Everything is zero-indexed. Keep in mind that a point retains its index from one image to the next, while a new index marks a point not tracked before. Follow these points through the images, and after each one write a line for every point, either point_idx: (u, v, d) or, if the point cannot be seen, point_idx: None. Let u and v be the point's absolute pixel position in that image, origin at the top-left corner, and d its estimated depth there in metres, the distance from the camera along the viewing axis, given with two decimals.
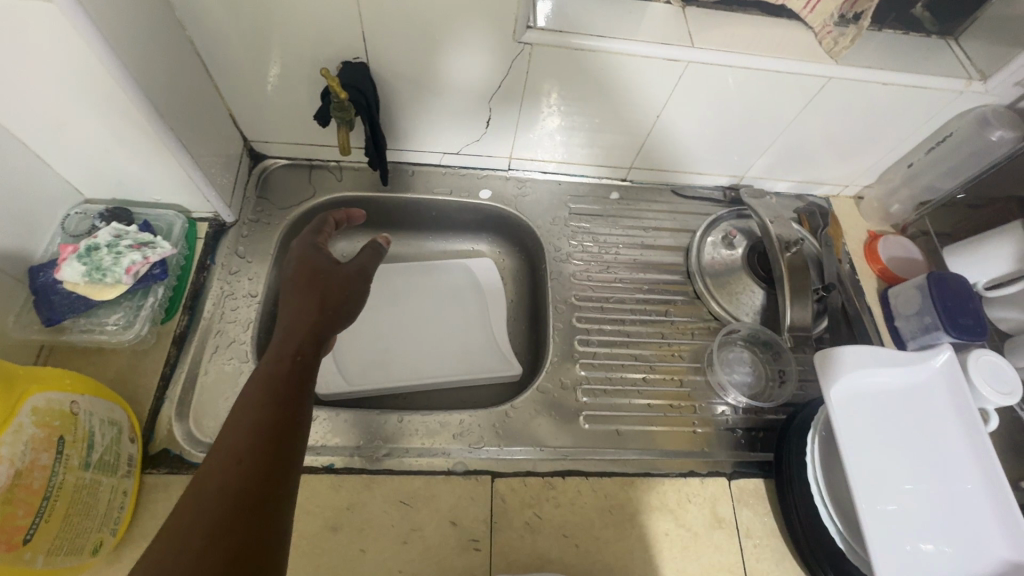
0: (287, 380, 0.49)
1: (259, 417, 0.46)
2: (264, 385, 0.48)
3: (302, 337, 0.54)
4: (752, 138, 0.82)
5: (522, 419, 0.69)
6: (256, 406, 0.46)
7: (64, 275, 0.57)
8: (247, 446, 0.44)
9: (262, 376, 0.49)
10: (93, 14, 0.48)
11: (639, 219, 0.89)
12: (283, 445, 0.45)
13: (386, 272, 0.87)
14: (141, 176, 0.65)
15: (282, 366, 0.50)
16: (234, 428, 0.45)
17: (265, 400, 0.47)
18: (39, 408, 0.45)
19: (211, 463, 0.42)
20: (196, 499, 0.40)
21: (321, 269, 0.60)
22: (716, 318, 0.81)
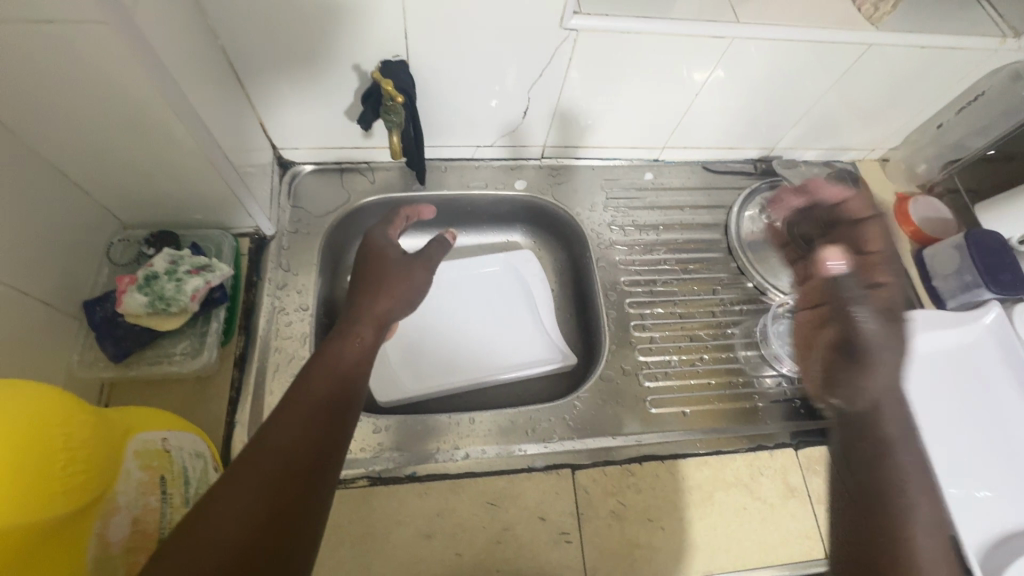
0: (354, 364, 0.54)
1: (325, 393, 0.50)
2: (334, 366, 0.53)
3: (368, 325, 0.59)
4: (786, 110, 0.82)
5: (590, 410, 0.70)
6: (321, 376, 0.51)
7: (127, 308, 0.54)
8: (308, 408, 0.48)
9: (330, 353, 0.54)
10: (143, 31, 0.45)
11: (675, 198, 0.88)
12: (339, 414, 0.49)
13: None
14: (184, 195, 0.62)
15: (349, 351, 0.55)
16: (301, 391, 0.49)
17: (330, 378, 0.51)
18: (140, 451, 0.44)
19: (275, 419, 0.46)
20: (260, 449, 0.44)
21: (378, 266, 0.66)
22: (761, 292, 0.82)
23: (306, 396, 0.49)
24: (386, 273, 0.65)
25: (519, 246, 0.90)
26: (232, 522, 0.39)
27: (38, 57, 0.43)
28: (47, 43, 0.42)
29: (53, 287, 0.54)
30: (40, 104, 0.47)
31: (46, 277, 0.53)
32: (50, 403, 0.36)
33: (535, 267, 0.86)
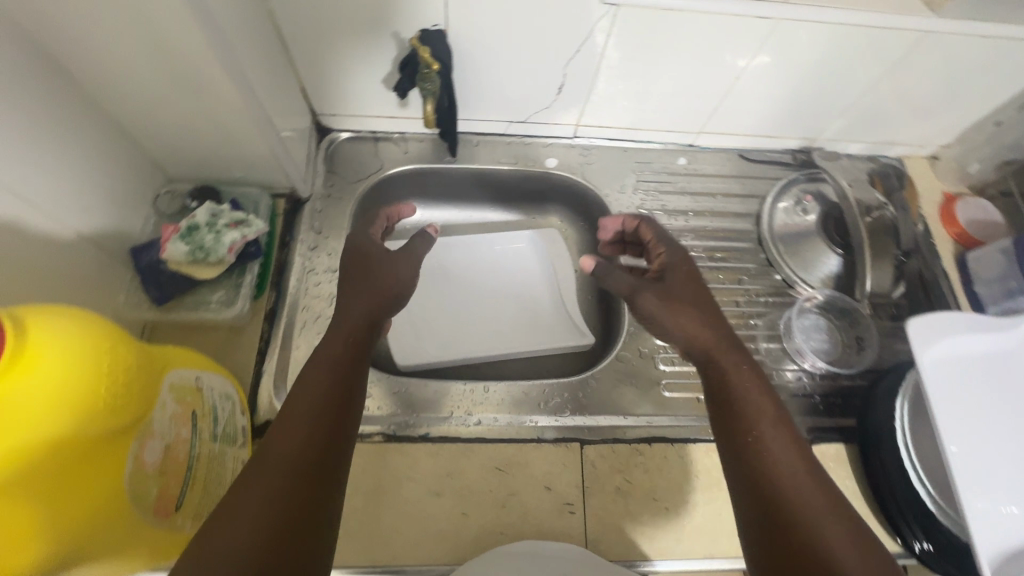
0: (349, 362, 0.51)
1: (318, 399, 0.47)
2: (328, 365, 0.50)
3: (358, 320, 0.54)
4: (832, 98, 0.79)
5: (603, 389, 0.70)
6: (316, 380, 0.48)
7: (170, 255, 0.57)
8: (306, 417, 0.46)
9: (324, 354, 0.51)
10: None
11: (707, 185, 0.87)
12: (338, 419, 0.47)
13: (454, 247, 0.87)
14: (226, 153, 0.65)
15: (339, 346, 0.52)
16: (297, 399, 0.47)
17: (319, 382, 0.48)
18: (177, 383, 0.47)
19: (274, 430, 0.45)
20: (261, 465, 0.43)
21: (368, 259, 0.60)
22: (790, 285, 0.81)
23: (303, 403, 0.47)
24: (376, 267, 0.59)
25: (545, 225, 0.91)
26: (226, 562, 0.37)
27: (102, 12, 0.46)
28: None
29: (104, 231, 0.58)
30: (100, 56, 0.50)
31: (97, 220, 0.56)
32: (103, 330, 0.39)
33: (559, 245, 0.87)
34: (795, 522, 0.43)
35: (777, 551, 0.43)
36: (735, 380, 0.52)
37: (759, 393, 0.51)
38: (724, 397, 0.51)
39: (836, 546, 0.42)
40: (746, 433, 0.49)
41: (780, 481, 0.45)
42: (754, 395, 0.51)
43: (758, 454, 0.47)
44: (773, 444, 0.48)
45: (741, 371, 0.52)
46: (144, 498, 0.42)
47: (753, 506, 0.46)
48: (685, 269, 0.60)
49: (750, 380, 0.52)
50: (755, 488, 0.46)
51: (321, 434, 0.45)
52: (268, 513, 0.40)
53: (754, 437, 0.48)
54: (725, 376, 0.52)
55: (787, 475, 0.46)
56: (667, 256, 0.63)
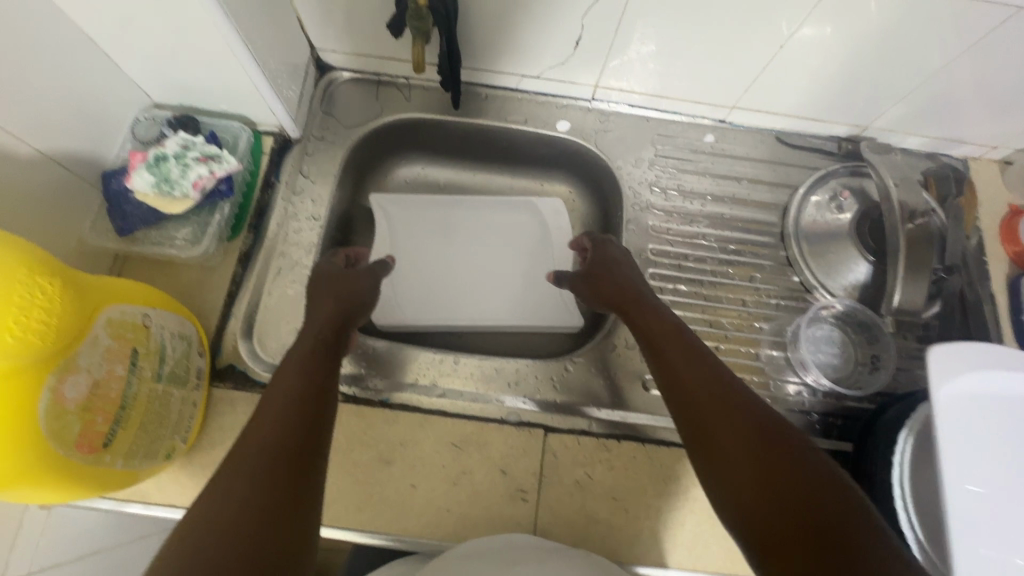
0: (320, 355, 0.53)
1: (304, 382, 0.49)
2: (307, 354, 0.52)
3: (328, 320, 0.58)
4: (893, 82, 0.68)
5: (579, 376, 0.66)
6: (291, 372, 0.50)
7: (135, 185, 0.55)
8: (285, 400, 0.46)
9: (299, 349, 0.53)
10: None
11: (733, 168, 0.78)
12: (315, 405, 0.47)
13: (453, 207, 0.82)
14: (208, 83, 0.61)
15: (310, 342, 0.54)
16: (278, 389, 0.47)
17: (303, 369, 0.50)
18: (116, 320, 0.46)
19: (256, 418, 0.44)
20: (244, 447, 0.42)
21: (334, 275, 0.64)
22: (808, 289, 0.73)
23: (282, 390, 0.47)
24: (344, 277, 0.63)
25: (551, 194, 0.85)
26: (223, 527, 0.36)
27: None
28: None
29: (74, 153, 0.56)
30: None
31: (65, 141, 0.54)
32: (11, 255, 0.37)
33: (563, 217, 0.81)
34: (728, 433, 0.47)
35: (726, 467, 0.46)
36: (661, 334, 0.57)
37: (682, 340, 0.56)
38: (654, 349, 0.56)
39: (763, 443, 0.45)
40: (676, 374, 0.53)
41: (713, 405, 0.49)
42: (677, 340, 0.55)
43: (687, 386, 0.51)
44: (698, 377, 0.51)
45: (667, 328, 0.57)
46: (63, 434, 0.40)
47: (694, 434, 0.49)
48: (605, 260, 0.67)
49: (672, 331, 0.57)
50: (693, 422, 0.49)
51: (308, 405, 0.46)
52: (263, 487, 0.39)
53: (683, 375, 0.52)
54: (651, 334, 0.57)
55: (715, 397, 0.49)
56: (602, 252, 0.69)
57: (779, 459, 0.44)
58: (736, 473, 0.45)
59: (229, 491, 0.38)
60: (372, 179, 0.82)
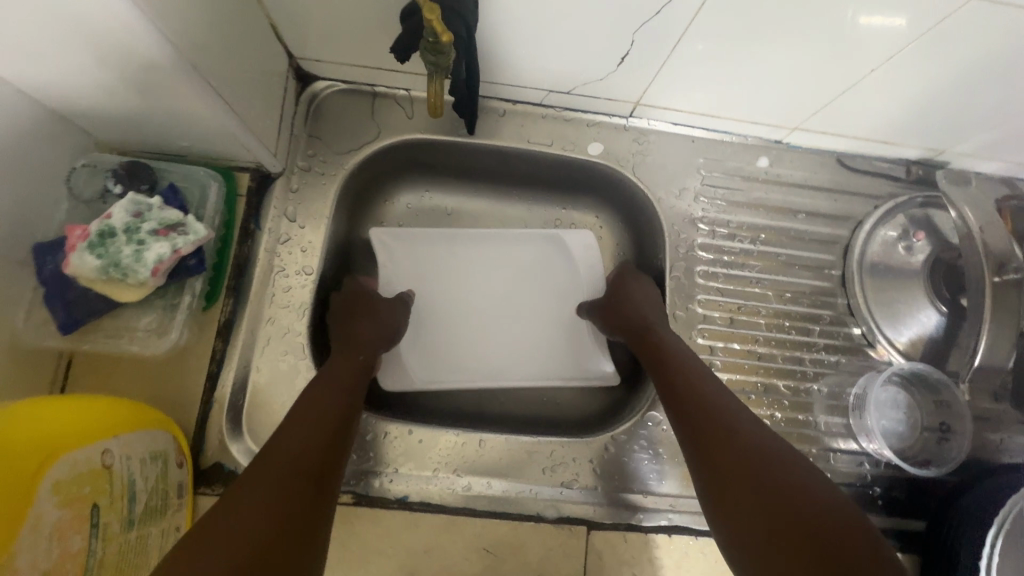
0: (352, 379, 0.52)
1: (314, 427, 0.46)
2: (325, 392, 0.49)
3: (363, 341, 0.56)
4: (993, 108, 0.58)
5: (623, 458, 0.58)
6: (320, 395, 0.49)
7: (74, 269, 0.43)
8: (314, 424, 0.46)
9: (331, 370, 0.51)
10: None
11: (789, 199, 0.68)
12: (339, 436, 0.46)
13: (456, 238, 0.69)
14: (162, 121, 0.48)
15: (344, 365, 0.52)
16: (309, 412, 0.47)
17: (316, 412, 0.47)
18: (61, 482, 0.35)
19: (284, 438, 0.44)
20: (267, 463, 0.41)
21: (358, 300, 0.60)
22: (869, 342, 0.65)
23: (311, 414, 0.46)
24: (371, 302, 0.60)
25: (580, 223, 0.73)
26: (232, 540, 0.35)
27: None
28: None
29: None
30: None
31: None
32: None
33: (593, 253, 0.69)
34: (732, 452, 0.45)
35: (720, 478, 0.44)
36: (674, 351, 0.56)
37: (694, 362, 0.55)
38: (662, 365, 0.55)
39: (768, 460, 0.43)
40: (683, 394, 0.51)
41: (719, 422, 0.47)
42: (691, 361, 0.54)
43: (692, 403, 0.50)
44: (707, 395, 0.50)
45: (681, 348, 0.56)
46: None
47: (690, 443, 0.48)
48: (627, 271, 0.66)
49: (686, 351, 0.56)
50: (692, 436, 0.48)
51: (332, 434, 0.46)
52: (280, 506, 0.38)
53: (692, 390, 0.51)
54: (661, 349, 0.56)
55: (720, 416, 0.48)
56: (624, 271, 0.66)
57: (785, 477, 0.42)
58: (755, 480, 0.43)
59: (249, 505, 0.38)
60: (370, 210, 0.70)
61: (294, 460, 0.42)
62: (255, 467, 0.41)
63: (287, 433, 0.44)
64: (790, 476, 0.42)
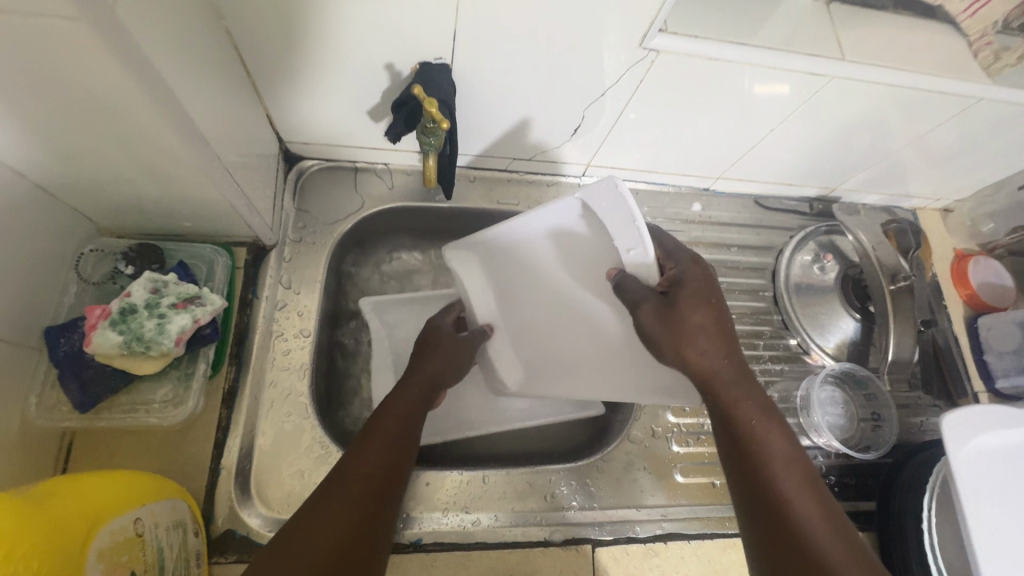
0: (415, 414, 0.53)
1: (380, 460, 0.48)
2: (391, 426, 0.51)
3: (427, 381, 0.57)
4: (863, 154, 0.73)
5: (614, 477, 0.64)
6: (388, 431, 0.50)
7: (95, 347, 0.45)
8: (381, 462, 0.48)
9: (400, 406, 0.53)
10: (136, 34, 0.35)
11: (722, 235, 0.80)
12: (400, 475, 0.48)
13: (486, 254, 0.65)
14: (171, 204, 0.52)
15: (410, 400, 0.54)
16: (376, 446, 0.48)
17: (378, 435, 0.49)
18: (104, 550, 0.37)
19: (351, 472, 0.46)
20: (337, 496, 0.44)
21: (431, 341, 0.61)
22: (804, 350, 0.76)
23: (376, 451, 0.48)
24: (438, 357, 0.59)
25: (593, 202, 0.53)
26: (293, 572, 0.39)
27: None
28: None
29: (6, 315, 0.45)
30: None
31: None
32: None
33: (649, 251, 0.49)
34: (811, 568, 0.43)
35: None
36: (744, 417, 0.49)
37: (767, 426, 0.49)
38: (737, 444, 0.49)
39: None
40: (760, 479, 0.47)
41: (796, 515, 0.45)
42: (764, 431, 0.49)
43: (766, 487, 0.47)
44: (781, 479, 0.47)
45: (750, 411, 0.50)
46: None
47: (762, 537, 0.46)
48: (696, 284, 0.51)
49: (757, 416, 0.50)
50: (766, 525, 0.46)
51: (391, 472, 0.48)
52: (338, 545, 0.41)
53: (766, 472, 0.47)
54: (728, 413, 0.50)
55: (809, 531, 0.44)
56: (679, 269, 0.52)
57: None
58: None
59: (313, 538, 0.41)
60: (356, 273, 0.74)
61: (357, 498, 0.44)
62: (324, 491, 0.45)
63: (351, 462, 0.47)
64: None
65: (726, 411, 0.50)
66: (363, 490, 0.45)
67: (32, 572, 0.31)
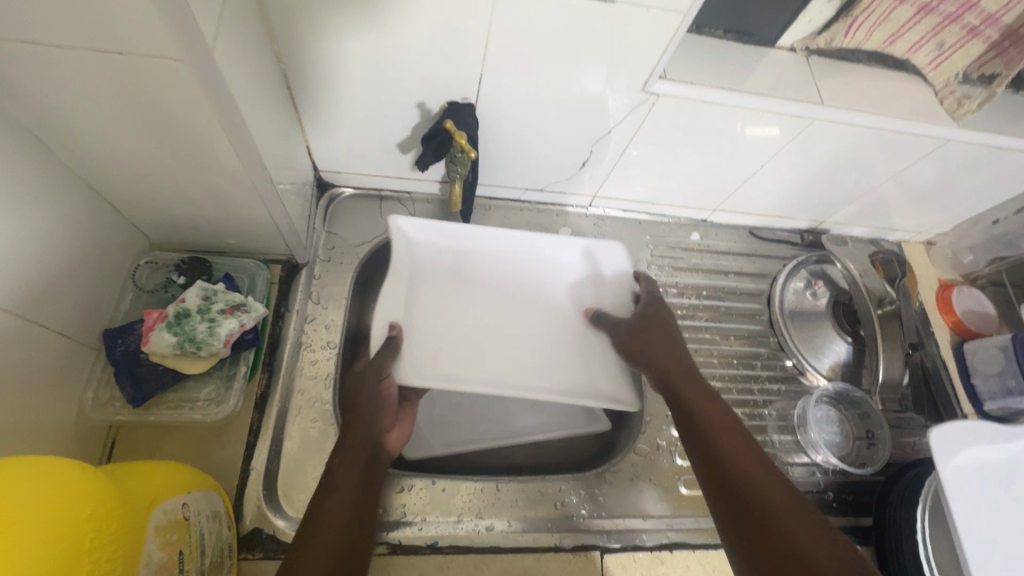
0: (370, 463, 0.54)
1: (342, 515, 0.49)
2: (349, 479, 0.52)
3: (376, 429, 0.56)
4: (847, 189, 0.79)
5: (621, 487, 0.67)
6: (347, 484, 0.51)
7: (152, 346, 0.50)
8: (344, 515, 0.49)
9: (353, 456, 0.53)
10: (225, 74, 0.42)
11: (719, 263, 0.86)
12: (360, 524, 0.51)
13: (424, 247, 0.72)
14: (221, 222, 0.58)
15: (360, 451, 0.54)
16: (336, 500, 0.50)
17: (337, 489, 0.50)
18: (160, 526, 0.41)
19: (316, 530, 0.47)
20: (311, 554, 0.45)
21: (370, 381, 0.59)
22: (800, 371, 0.80)
23: (338, 504, 0.50)
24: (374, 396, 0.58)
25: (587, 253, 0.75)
26: None
27: (89, 86, 0.39)
28: (106, 69, 0.38)
29: (73, 315, 0.50)
30: (90, 133, 0.44)
31: (62, 308, 0.48)
32: (33, 492, 0.31)
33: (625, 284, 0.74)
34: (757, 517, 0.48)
35: (755, 547, 0.47)
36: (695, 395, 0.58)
37: (725, 416, 0.56)
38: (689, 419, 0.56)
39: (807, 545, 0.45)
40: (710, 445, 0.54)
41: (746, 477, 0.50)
42: (723, 418, 0.56)
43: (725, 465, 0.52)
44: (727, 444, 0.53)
45: (707, 400, 0.58)
46: None
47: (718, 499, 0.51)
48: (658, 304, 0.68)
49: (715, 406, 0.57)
50: (728, 497, 0.50)
51: (354, 522, 0.50)
52: None
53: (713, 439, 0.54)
54: (689, 403, 0.57)
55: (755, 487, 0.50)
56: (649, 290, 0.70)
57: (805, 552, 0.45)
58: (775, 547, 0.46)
59: None
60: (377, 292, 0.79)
61: (329, 555, 0.46)
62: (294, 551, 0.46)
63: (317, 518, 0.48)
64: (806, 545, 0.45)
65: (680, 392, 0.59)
66: (333, 545, 0.47)
67: (107, 534, 0.35)
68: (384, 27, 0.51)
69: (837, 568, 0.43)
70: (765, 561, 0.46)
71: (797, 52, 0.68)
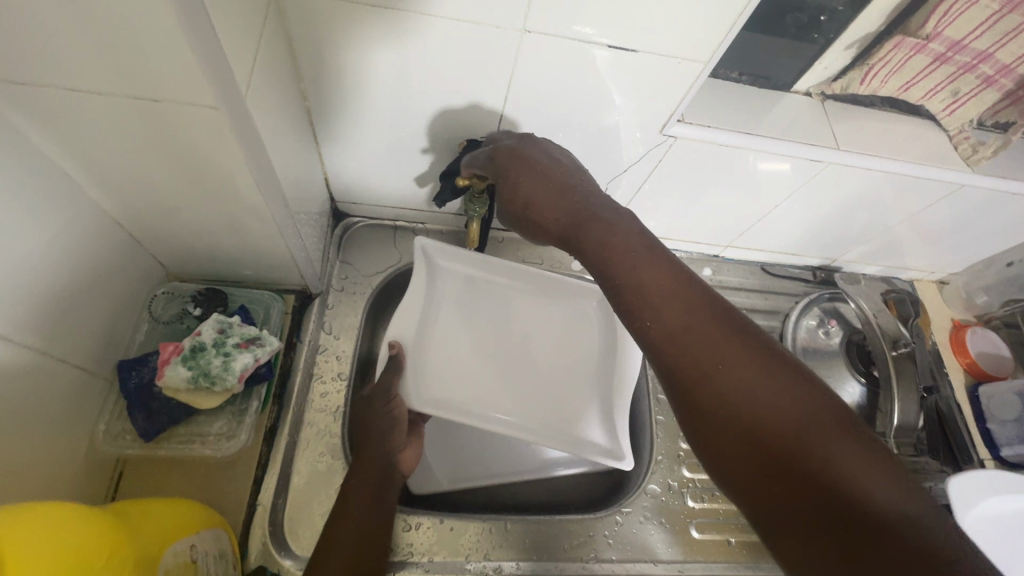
0: (382, 484, 0.56)
1: (356, 531, 0.52)
2: (361, 498, 0.54)
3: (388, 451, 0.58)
4: (861, 229, 0.79)
5: (632, 529, 0.65)
6: (359, 504, 0.53)
7: (167, 380, 0.50)
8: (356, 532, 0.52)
9: (366, 477, 0.56)
10: (252, 115, 0.42)
11: (731, 299, 0.85)
12: (375, 540, 0.52)
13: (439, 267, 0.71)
14: (238, 253, 0.58)
15: (373, 473, 0.56)
16: (348, 518, 0.52)
17: (350, 508, 0.53)
18: (169, 570, 0.40)
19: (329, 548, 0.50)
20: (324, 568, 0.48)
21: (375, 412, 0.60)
22: None
23: (349, 522, 0.52)
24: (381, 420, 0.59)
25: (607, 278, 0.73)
26: None
27: (120, 128, 0.40)
28: (139, 114, 0.39)
29: (90, 348, 0.50)
30: (116, 171, 0.44)
31: (79, 341, 0.48)
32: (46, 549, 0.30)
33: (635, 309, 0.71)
34: (711, 403, 0.36)
35: (699, 420, 0.37)
36: (625, 272, 0.43)
37: (690, 309, 0.39)
38: (625, 304, 0.42)
39: (757, 413, 0.34)
40: (659, 334, 0.39)
41: (687, 353, 0.38)
42: (687, 326, 0.39)
43: (709, 402, 0.36)
44: (664, 317, 0.40)
45: (642, 271, 0.42)
46: None
47: (670, 387, 0.39)
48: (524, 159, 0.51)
49: (679, 316, 0.39)
50: (679, 385, 0.38)
51: (366, 538, 0.52)
52: None
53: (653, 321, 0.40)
54: (641, 313, 0.41)
55: (702, 363, 0.37)
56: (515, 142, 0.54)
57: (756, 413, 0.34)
58: (718, 423, 0.36)
59: None
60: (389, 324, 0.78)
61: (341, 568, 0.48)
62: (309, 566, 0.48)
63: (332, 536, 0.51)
64: (753, 398, 0.35)
65: (602, 270, 0.44)
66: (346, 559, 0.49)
67: None
68: (408, 68, 0.52)
69: (772, 405, 0.34)
70: (711, 425, 0.36)
71: (812, 96, 0.69)
